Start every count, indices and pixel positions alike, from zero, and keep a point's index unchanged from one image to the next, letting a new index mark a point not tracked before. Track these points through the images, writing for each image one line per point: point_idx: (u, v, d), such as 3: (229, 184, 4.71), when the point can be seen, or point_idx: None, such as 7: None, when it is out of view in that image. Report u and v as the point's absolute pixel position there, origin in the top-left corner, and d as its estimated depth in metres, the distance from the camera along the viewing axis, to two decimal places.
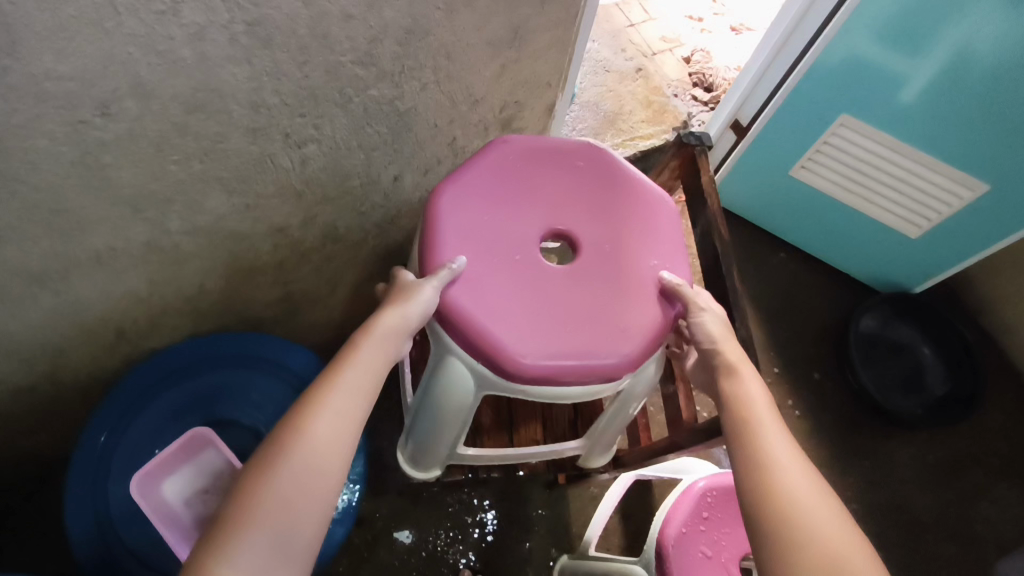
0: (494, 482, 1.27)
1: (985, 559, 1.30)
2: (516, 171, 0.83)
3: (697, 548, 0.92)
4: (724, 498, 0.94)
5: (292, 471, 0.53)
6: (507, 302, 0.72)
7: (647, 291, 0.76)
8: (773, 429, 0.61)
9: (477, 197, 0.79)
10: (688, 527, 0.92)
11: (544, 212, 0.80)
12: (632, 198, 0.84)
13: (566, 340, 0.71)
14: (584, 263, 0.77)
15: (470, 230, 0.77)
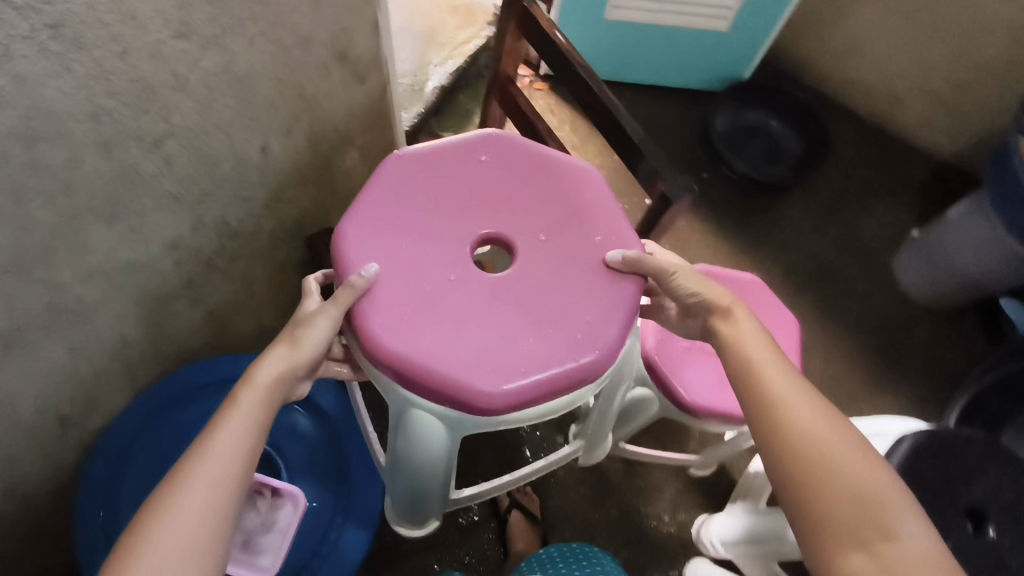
0: None
1: (883, 262, 1.53)
2: (421, 189, 0.78)
3: (677, 346, 1.02)
4: None
5: (176, 514, 0.51)
6: (459, 332, 0.68)
7: (596, 269, 0.75)
8: (776, 364, 0.65)
9: (391, 229, 0.74)
10: (661, 333, 1.02)
11: (463, 222, 0.76)
12: (546, 174, 0.81)
13: (530, 351, 0.68)
14: (524, 262, 0.74)
15: (394, 266, 0.72)
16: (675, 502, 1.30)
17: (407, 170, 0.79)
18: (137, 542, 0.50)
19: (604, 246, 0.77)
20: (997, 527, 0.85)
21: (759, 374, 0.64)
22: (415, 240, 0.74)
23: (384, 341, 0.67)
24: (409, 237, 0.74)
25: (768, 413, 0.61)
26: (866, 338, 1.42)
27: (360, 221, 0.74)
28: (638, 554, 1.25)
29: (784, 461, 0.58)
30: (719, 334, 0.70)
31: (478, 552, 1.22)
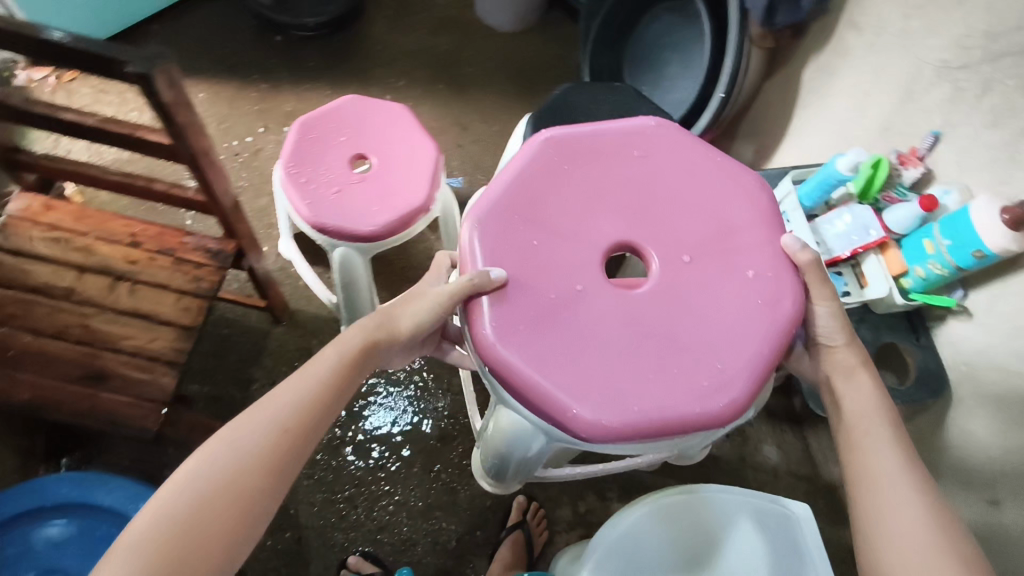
0: (262, 376, 1.30)
1: (467, 27, 1.74)
2: (566, 185, 0.77)
3: (328, 196, 1.01)
4: (301, 162, 1.03)
5: (250, 436, 0.62)
6: (583, 351, 0.69)
7: (739, 294, 0.73)
8: (886, 438, 0.68)
9: (526, 223, 0.74)
10: (308, 198, 1.01)
11: (596, 226, 0.75)
12: (688, 176, 0.79)
13: (651, 382, 0.68)
14: (658, 283, 0.73)
15: (520, 261, 0.72)
16: None
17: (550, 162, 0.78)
18: (222, 441, 0.61)
19: (744, 277, 0.74)
20: None
21: (865, 427, 0.69)
22: (547, 239, 0.73)
23: (497, 347, 0.68)
24: (546, 233, 0.74)
25: (859, 458, 0.68)
26: (502, 86, 1.66)
27: (496, 206, 0.74)
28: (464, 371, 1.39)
29: (867, 542, 0.64)
30: (833, 387, 0.74)
31: (350, 478, 1.27)
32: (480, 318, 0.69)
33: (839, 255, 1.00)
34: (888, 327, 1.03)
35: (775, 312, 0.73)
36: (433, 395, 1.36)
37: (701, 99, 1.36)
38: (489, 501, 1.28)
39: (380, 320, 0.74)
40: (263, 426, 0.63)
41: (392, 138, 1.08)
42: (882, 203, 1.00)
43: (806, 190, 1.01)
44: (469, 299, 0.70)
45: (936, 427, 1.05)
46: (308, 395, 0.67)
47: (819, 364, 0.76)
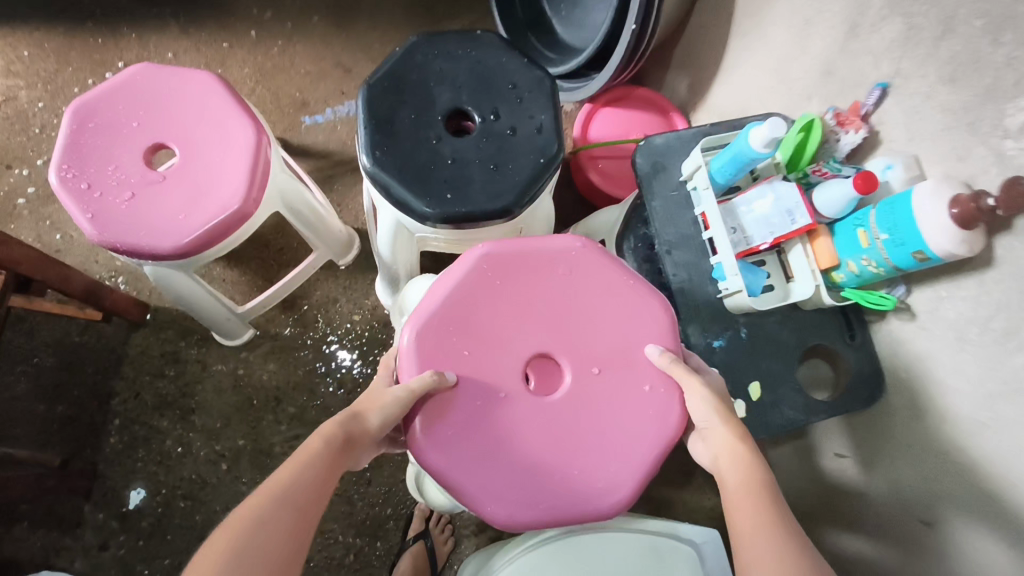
0: (121, 388, 1.16)
1: None
2: (495, 297, 0.72)
3: (118, 206, 0.80)
4: (82, 161, 0.81)
5: (261, 530, 0.53)
6: (495, 458, 0.69)
7: (636, 410, 0.72)
8: (765, 504, 0.58)
9: (457, 336, 0.70)
10: (92, 209, 0.80)
11: (519, 336, 0.71)
12: (611, 287, 0.75)
13: (554, 484, 0.69)
14: (574, 396, 0.71)
15: (447, 371, 0.69)
16: (353, 296, 1.24)
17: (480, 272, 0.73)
18: (230, 538, 0.52)
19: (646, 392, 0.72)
20: (475, 107, 0.80)
21: (751, 490, 0.60)
22: (478, 348, 0.70)
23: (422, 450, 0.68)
24: (474, 340, 0.70)
25: (742, 523, 0.58)
26: (393, 10, 1.37)
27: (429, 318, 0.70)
28: (358, 366, 1.21)
29: None
30: (718, 453, 0.64)
31: (235, 496, 1.14)
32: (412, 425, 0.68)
33: (757, 246, 0.80)
34: (816, 326, 0.85)
35: (664, 425, 0.72)
36: (322, 397, 1.19)
37: (616, 26, 1.10)
38: (388, 509, 1.18)
39: (347, 418, 0.63)
40: (256, 519, 0.53)
41: (198, 118, 0.84)
42: (812, 177, 0.79)
43: (718, 164, 0.80)
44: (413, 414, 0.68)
45: (866, 432, 0.91)
46: (298, 486, 0.57)
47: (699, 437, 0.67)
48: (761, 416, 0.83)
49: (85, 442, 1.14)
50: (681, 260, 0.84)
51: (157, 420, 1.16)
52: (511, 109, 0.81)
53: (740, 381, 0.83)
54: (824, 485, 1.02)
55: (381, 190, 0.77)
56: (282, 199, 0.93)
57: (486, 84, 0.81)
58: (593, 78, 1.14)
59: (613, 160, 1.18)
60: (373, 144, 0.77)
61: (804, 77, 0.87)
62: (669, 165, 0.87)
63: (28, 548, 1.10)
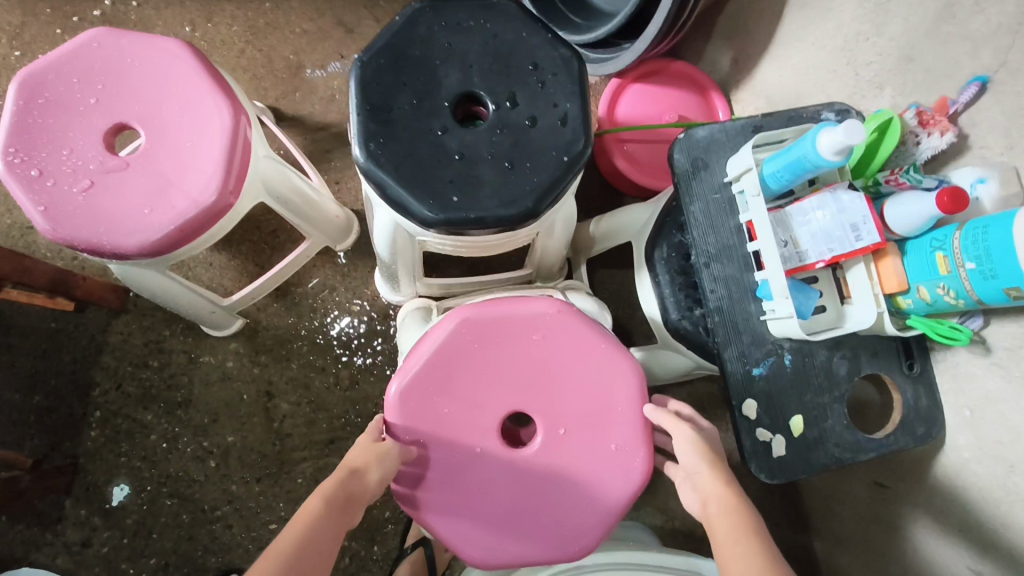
0: (102, 378, 1.07)
1: None
2: (469, 359, 0.68)
3: (73, 198, 0.70)
4: (31, 145, 0.71)
5: None
6: (464, 512, 0.67)
7: (605, 472, 0.68)
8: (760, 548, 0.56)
9: (432, 399, 0.67)
10: (45, 200, 0.70)
11: (494, 394, 0.68)
12: (586, 349, 0.69)
13: (519, 537, 0.67)
14: (543, 459, 0.68)
15: (424, 428, 0.67)
16: (351, 286, 1.13)
17: (455, 334, 0.68)
18: None
19: (617, 453, 0.68)
20: (488, 92, 0.68)
21: (744, 533, 0.57)
22: (456, 406, 0.67)
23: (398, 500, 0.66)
24: (452, 396, 0.67)
25: (733, 568, 0.55)
26: None
27: (407, 379, 0.67)
28: (357, 358, 1.11)
29: None
30: (711, 489, 0.61)
31: (224, 495, 1.06)
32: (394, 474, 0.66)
33: (812, 264, 0.69)
34: (870, 352, 0.74)
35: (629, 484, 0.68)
36: (316, 390, 1.10)
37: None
38: (386, 512, 1.10)
39: (343, 475, 0.61)
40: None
41: (164, 97, 0.73)
42: (884, 188, 0.67)
43: (771, 168, 0.68)
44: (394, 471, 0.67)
45: (915, 467, 0.81)
46: (306, 546, 0.55)
47: (687, 474, 0.65)
48: (803, 455, 0.73)
49: (65, 434, 1.06)
50: (720, 275, 0.73)
51: (139, 413, 1.08)
52: (531, 95, 0.68)
53: (781, 413, 0.73)
54: (859, 514, 0.92)
55: (376, 189, 0.66)
56: (267, 185, 0.82)
57: (502, 64, 0.69)
58: (624, 49, 1.00)
59: (642, 144, 1.05)
60: (367, 135, 0.66)
61: (877, 62, 0.75)
62: (711, 163, 0.75)
63: (7, 543, 1.03)
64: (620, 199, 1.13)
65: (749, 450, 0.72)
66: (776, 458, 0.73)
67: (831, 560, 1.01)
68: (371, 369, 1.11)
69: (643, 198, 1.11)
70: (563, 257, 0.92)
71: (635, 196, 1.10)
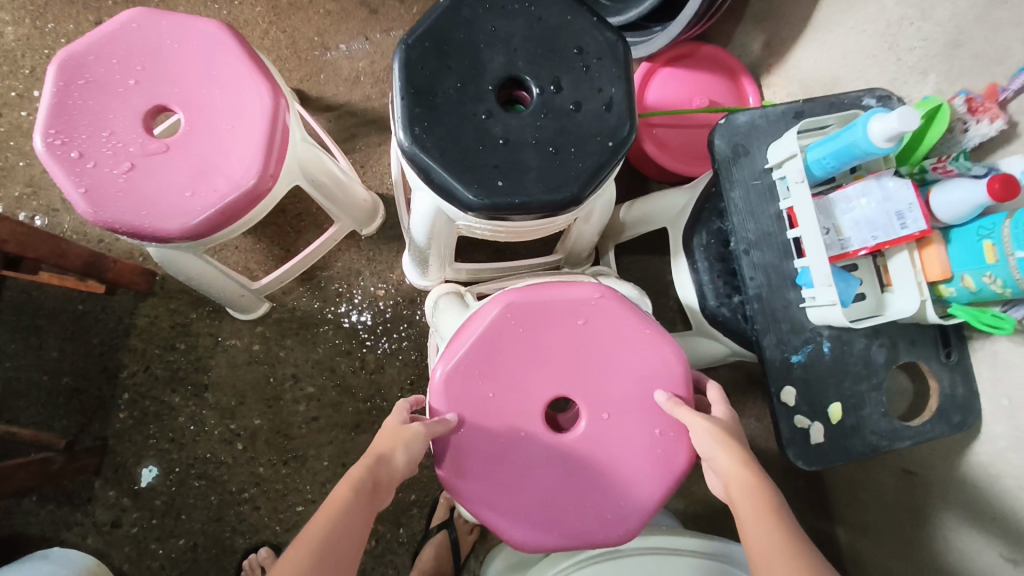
0: (130, 359, 1.08)
1: None
2: (513, 343, 0.68)
3: (114, 180, 0.69)
4: (72, 126, 0.70)
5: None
6: (509, 494, 0.67)
7: (647, 454, 0.68)
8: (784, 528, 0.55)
9: (477, 383, 0.67)
10: (86, 181, 0.69)
11: (537, 378, 0.68)
12: (628, 334, 0.69)
13: (565, 519, 0.67)
14: (587, 441, 0.68)
15: (469, 412, 0.67)
16: (376, 270, 1.13)
17: (499, 319, 0.68)
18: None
19: (658, 436, 0.69)
20: (533, 76, 0.68)
21: (767, 512, 0.56)
22: (500, 390, 0.67)
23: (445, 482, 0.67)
24: (495, 381, 0.68)
25: (758, 548, 0.54)
26: None
27: (453, 364, 0.67)
28: (381, 343, 1.11)
29: None
30: (730, 473, 0.60)
31: (251, 477, 1.07)
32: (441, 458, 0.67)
33: (855, 251, 0.69)
34: (908, 341, 0.74)
35: (672, 466, 0.68)
36: (342, 374, 1.10)
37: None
38: (412, 495, 1.09)
39: (371, 462, 0.61)
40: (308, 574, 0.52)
41: (204, 78, 0.72)
42: (930, 174, 0.67)
43: (816, 155, 0.68)
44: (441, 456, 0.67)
45: (948, 453, 0.81)
46: (337, 530, 0.56)
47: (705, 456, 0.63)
48: (840, 442, 0.73)
49: (93, 415, 1.06)
50: (760, 262, 0.73)
51: (166, 395, 1.08)
52: (575, 80, 0.68)
53: (818, 400, 0.73)
54: (888, 499, 0.92)
55: (420, 174, 0.66)
56: (301, 169, 0.81)
57: (547, 48, 0.69)
58: (656, 32, 1.00)
59: (671, 129, 1.04)
60: (412, 119, 0.65)
61: (920, 47, 0.74)
62: (751, 150, 0.75)
63: (38, 523, 1.04)
64: (646, 185, 1.12)
65: (787, 437, 0.73)
66: (813, 446, 0.73)
67: (859, 546, 1.01)
68: (397, 353, 1.11)
69: (671, 183, 1.10)
70: (593, 243, 0.92)
71: (663, 182, 1.09)
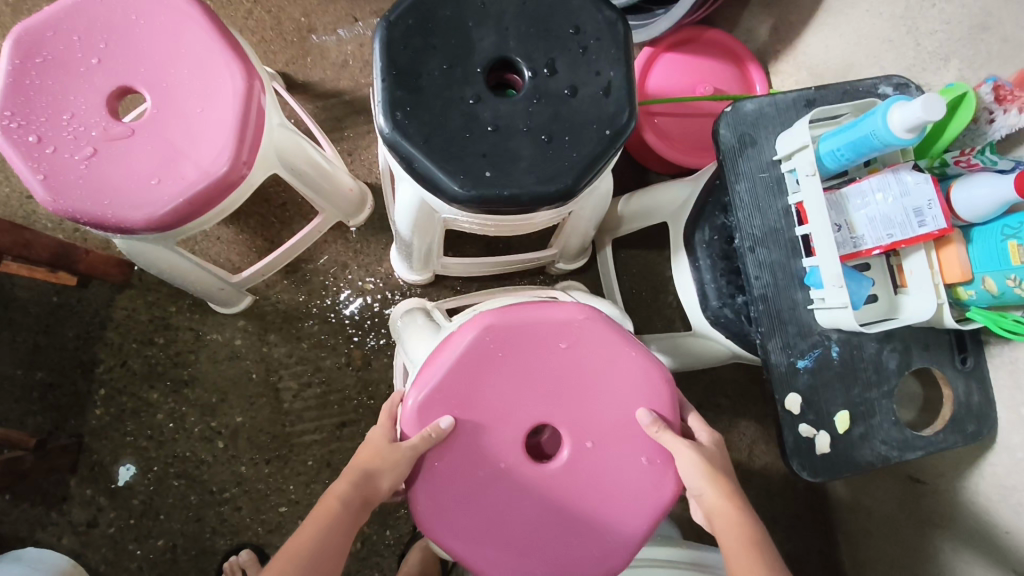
0: (106, 354, 1.03)
1: None
2: (492, 369, 0.63)
3: (76, 167, 0.65)
4: (30, 108, 0.65)
5: None
6: (488, 529, 0.63)
7: (633, 483, 0.65)
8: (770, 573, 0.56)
9: (454, 412, 0.63)
10: (44, 167, 0.64)
11: (517, 406, 0.64)
12: (613, 357, 0.65)
13: (549, 552, 0.63)
14: (570, 472, 0.64)
15: (447, 442, 0.63)
16: (363, 263, 1.08)
17: (478, 343, 0.63)
18: None
19: (645, 465, 0.65)
20: (525, 58, 0.63)
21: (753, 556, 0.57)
22: (479, 419, 0.63)
23: (419, 518, 0.63)
24: (472, 410, 0.63)
25: None
26: None
27: (429, 391, 0.63)
28: (368, 339, 1.07)
29: None
30: (715, 510, 0.60)
31: (233, 476, 1.03)
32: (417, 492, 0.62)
33: (867, 251, 0.64)
34: (921, 345, 0.70)
35: (660, 495, 0.65)
36: (327, 371, 1.06)
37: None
38: (399, 496, 1.05)
39: (359, 479, 0.61)
40: None
41: (173, 57, 0.67)
42: (952, 168, 0.63)
43: (829, 145, 0.63)
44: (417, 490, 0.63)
45: (959, 463, 0.77)
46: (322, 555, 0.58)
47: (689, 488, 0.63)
48: (847, 452, 0.69)
49: (69, 412, 1.02)
50: (765, 260, 0.69)
51: (143, 392, 1.03)
52: (571, 61, 0.63)
53: (826, 408, 0.68)
54: (895, 508, 0.88)
55: (401, 163, 0.61)
56: (280, 157, 0.77)
57: (541, 27, 0.63)
58: (659, 15, 0.94)
59: (673, 117, 0.99)
60: (394, 101, 0.61)
61: (943, 30, 0.69)
62: (756, 141, 0.70)
63: (11, 522, 0.99)
64: (646, 177, 1.07)
65: (791, 447, 0.68)
66: (819, 456, 0.68)
67: (863, 554, 0.97)
68: (385, 350, 1.07)
69: (671, 175, 1.05)
70: (589, 238, 0.87)
71: (664, 174, 1.05)
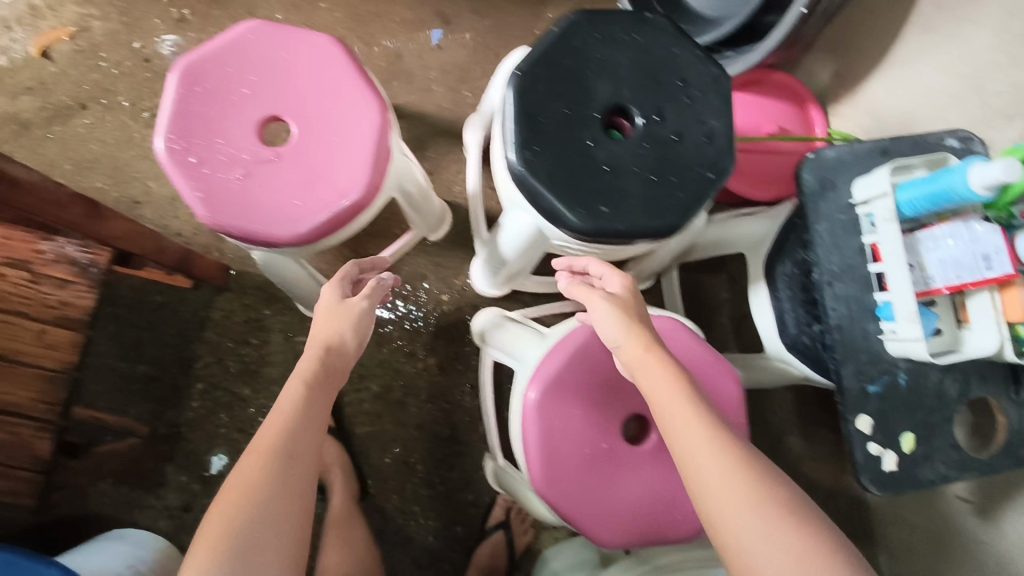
0: (203, 350, 1.11)
1: None
2: (597, 364, 0.71)
3: (230, 186, 0.72)
4: (190, 131, 0.72)
5: (254, 466, 0.56)
6: (607, 503, 0.69)
7: None
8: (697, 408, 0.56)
9: (566, 399, 0.70)
10: (203, 187, 0.72)
11: (617, 397, 0.71)
12: (696, 357, 0.74)
13: (646, 520, 0.70)
14: (662, 452, 0.71)
15: (560, 425, 0.70)
16: (442, 276, 1.16)
17: (584, 341, 0.71)
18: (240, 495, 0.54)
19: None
20: (638, 106, 0.70)
21: (683, 393, 0.57)
22: (587, 407, 0.70)
23: (542, 493, 0.69)
24: (585, 403, 0.70)
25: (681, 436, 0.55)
26: None
27: (546, 382, 0.70)
28: (444, 347, 1.15)
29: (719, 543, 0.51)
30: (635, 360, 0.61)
31: None
32: (536, 465, 0.69)
33: (937, 289, 0.72)
34: (980, 377, 0.77)
35: None
36: (406, 375, 1.14)
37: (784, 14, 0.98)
38: (469, 495, 1.12)
39: (322, 352, 0.69)
40: (272, 459, 0.56)
41: (318, 90, 0.74)
42: (1018, 219, 0.69)
43: (906, 196, 0.71)
44: (535, 466, 0.69)
45: (1006, 485, 0.84)
46: (284, 404, 0.62)
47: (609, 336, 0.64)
48: (912, 471, 0.76)
49: (167, 403, 1.09)
50: (842, 293, 0.76)
51: (238, 386, 1.11)
52: (678, 111, 0.70)
53: (893, 429, 0.75)
54: (938, 525, 0.95)
55: (527, 197, 0.69)
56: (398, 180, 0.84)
57: (653, 79, 0.71)
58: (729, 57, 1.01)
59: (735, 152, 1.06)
60: (525, 140, 0.68)
61: (1009, 92, 0.77)
62: (836, 186, 0.78)
63: (112, 503, 1.06)
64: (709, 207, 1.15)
65: (861, 463, 0.75)
66: (887, 473, 0.75)
67: (902, 567, 1.04)
68: (460, 358, 1.15)
69: (733, 206, 1.13)
70: (663, 263, 0.95)
71: (727, 204, 1.12)
